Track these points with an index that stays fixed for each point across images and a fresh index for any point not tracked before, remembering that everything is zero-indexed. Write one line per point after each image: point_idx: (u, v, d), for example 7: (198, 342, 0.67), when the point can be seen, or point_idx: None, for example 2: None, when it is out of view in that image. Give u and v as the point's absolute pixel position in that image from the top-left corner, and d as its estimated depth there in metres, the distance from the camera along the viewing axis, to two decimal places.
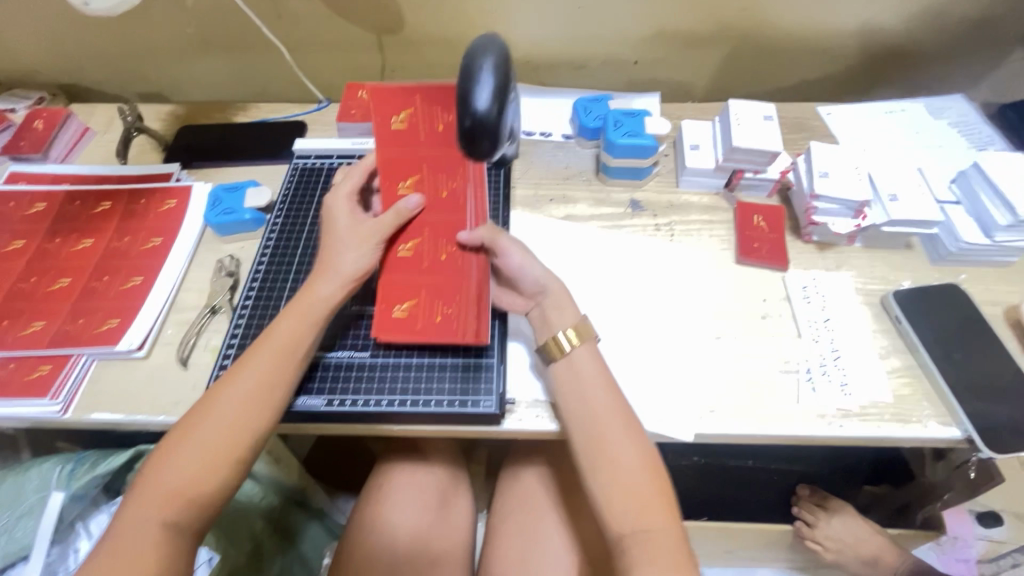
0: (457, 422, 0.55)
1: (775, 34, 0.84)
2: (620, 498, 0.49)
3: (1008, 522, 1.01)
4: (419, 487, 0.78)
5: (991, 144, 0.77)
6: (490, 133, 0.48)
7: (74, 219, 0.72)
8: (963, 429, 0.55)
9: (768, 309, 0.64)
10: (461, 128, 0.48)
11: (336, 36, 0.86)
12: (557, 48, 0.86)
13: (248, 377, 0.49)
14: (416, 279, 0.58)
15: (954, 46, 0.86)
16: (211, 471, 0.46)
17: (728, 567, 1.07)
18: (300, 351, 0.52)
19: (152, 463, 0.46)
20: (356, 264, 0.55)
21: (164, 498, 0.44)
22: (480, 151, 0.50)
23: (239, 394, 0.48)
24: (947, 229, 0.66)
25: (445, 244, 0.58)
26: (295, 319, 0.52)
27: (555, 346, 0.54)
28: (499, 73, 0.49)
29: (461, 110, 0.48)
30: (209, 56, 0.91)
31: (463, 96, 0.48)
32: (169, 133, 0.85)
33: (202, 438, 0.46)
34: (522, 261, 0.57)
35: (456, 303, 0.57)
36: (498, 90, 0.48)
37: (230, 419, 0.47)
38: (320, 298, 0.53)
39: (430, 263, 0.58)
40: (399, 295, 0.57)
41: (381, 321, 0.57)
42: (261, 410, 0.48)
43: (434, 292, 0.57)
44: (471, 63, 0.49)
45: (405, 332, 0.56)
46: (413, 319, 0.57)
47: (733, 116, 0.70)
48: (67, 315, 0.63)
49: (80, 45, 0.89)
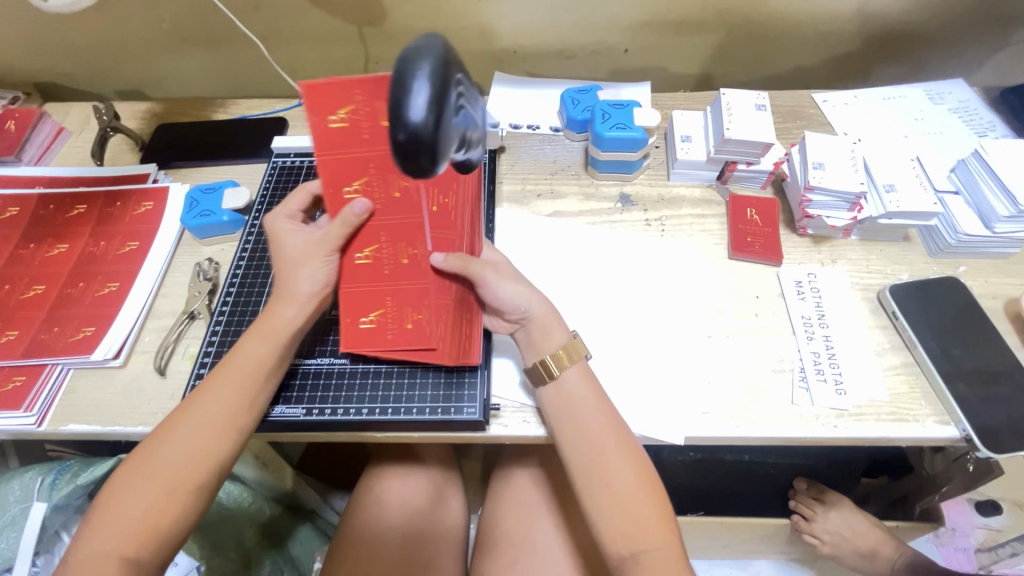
0: (442, 429, 0.54)
1: (770, 18, 0.81)
2: (619, 522, 0.49)
3: (1007, 511, 1.00)
4: (409, 490, 0.77)
5: (991, 131, 0.75)
6: (436, 151, 0.32)
7: (49, 223, 0.70)
8: (961, 429, 0.53)
9: (761, 306, 0.62)
10: (393, 143, 0.32)
11: (317, 28, 0.83)
12: (545, 37, 0.83)
13: (210, 403, 0.47)
14: (380, 286, 0.54)
15: (956, 28, 0.83)
16: (172, 500, 0.45)
17: (726, 559, 1.06)
18: (267, 373, 0.50)
19: (111, 490, 0.45)
20: (316, 280, 0.52)
21: (119, 530, 0.43)
22: (423, 174, 0.33)
23: (199, 423, 0.46)
24: (946, 221, 0.64)
25: (406, 248, 0.53)
26: (260, 340, 0.50)
27: (543, 370, 0.53)
28: (451, 65, 0.32)
29: (390, 119, 0.31)
30: (187, 51, 0.88)
31: (394, 97, 0.31)
32: (147, 132, 0.83)
33: (162, 466, 0.45)
34: (501, 285, 0.54)
35: (425, 309, 0.54)
36: (448, 90, 0.31)
37: (191, 445, 0.46)
38: (285, 318, 0.51)
39: (391, 268, 0.53)
40: (364, 304, 0.54)
41: (348, 335, 0.54)
42: (225, 435, 0.47)
43: (400, 299, 0.53)
44: (409, 49, 0.32)
45: (372, 344, 0.54)
46: (381, 329, 0.54)
47: (725, 106, 0.68)
48: (42, 324, 0.61)
49: (53, 42, 0.86)
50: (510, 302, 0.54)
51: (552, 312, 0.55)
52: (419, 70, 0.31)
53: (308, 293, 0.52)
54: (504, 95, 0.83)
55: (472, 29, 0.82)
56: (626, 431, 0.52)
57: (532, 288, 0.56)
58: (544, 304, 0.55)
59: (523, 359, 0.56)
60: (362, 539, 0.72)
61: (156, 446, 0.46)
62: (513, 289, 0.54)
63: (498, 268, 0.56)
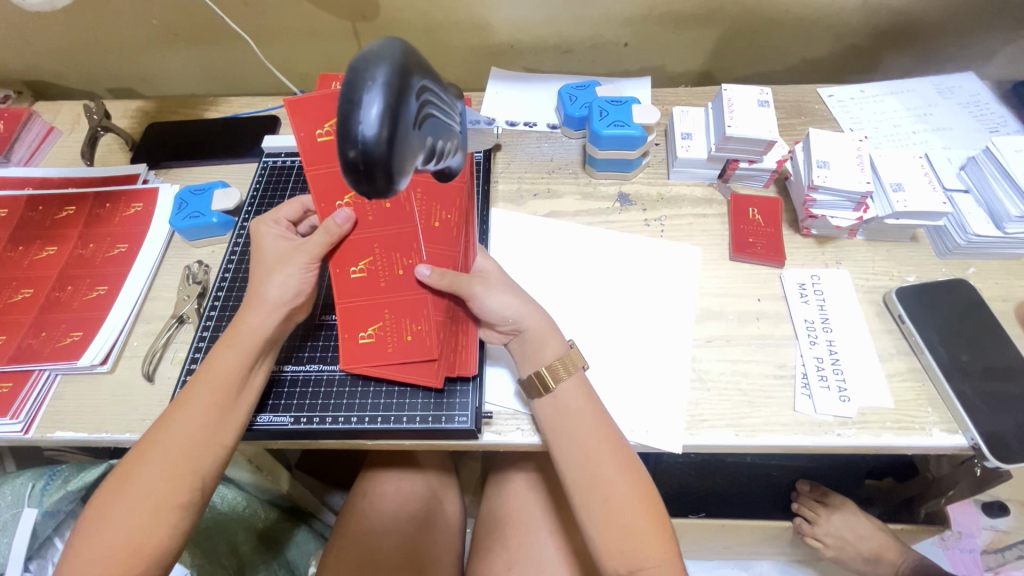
0: (433, 438, 0.53)
1: (775, 11, 0.79)
2: (617, 537, 0.47)
3: (1013, 512, 0.98)
4: (406, 494, 0.76)
5: (1003, 126, 0.73)
6: (391, 169, 0.30)
7: (37, 226, 0.69)
8: (969, 437, 0.51)
9: (762, 310, 0.60)
10: (344, 161, 0.30)
11: (308, 24, 0.82)
12: (541, 31, 0.81)
13: (183, 420, 0.46)
14: (377, 299, 0.52)
15: (966, 19, 0.81)
16: (157, 523, 0.44)
17: (726, 560, 1.05)
18: (243, 386, 0.49)
19: (90, 521, 0.44)
20: (287, 287, 0.51)
21: (98, 556, 0.42)
22: (379, 193, 0.31)
23: (175, 441, 0.45)
24: (955, 221, 0.61)
25: (400, 257, 0.52)
26: (232, 352, 0.49)
27: (539, 382, 0.51)
28: (410, 74, 0.31)
29: (341, 133, 0.30)
30: (177, 48, 0.87)
31: (343, 110, 0.29)
32: (138, 130, 0.82)
33: (139, 490, 0.44)
34: (492, 296, 0.52)
35: (424, 319, 0.52)
36: (404, 100, 0.30)
37: (169, 467, 0.45)
38: (253, 324, 0.50)
39: (387, 280, 0.52)
40: (362, 319, 0.52)
41: (347, 350, 0.52)
42: (204, 451, 0.46)
43: (397, 310, 0.52)
44: (362, 55, 0.30)
45: (373, 360, 0.52)
46: (381, 343, 0.52)
47: (727, 103, 0.65)
48: (29, 328, 0.60)
49: (42, 41, 0.85)
50: (497, 314, 0.53)
51: (544, 321, 0.54)
52: (371, 80, 0.29)
53: (280, 303, 0.50)
54: (500, 92, 0.81)
55: (467, 24, 0.80)
56: (623, 444, 0.50)
57: (521, 298, 0.54)
58: (535, 314, 0.53)
59: (519, 371, 0.55)
60: (357, 541, 0.71)
61: (131, 467, 0.45)
62: (503, 301, 0.53)
63: (484, 279, 0.54)
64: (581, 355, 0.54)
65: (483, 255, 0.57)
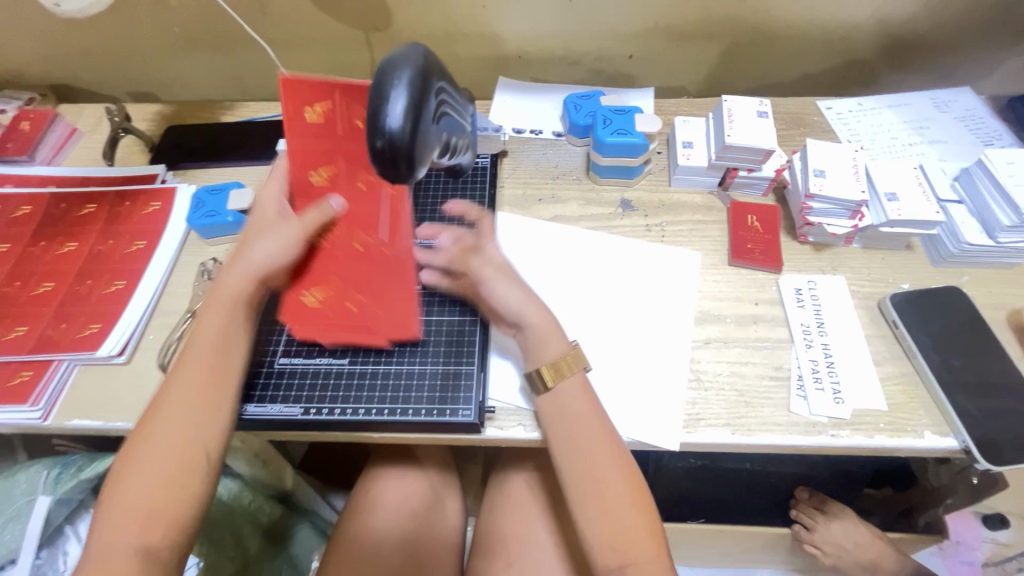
0: (438, 430, 0.55)
1: (774, 26, 0.81)
2: (607, 534, 0.49)
3: (1014, 525, 0.99)
4: (407, 491, 0.77)
5: (997, 140, 0.74)
6: (409, 155, 0.41)
7: (59, 222, 0.71)
8: (960, 440, 0.52)
9: (759, 313, 0.62)
10: (374, 149, 0.41)
11: (324, 33, 0.85)
12: (548, 43, 0.84)
13: (183, 381, 0.49)
14: (332, 269, 0.58)
15: (962, 36, 0.83)
16: (174, 489, 0.46)
17: (726, 568, 1.05)
18: (235, 357, 0.52)
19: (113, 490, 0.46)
20: (272, 252, 0.55)
21: (131, 518, 0.45)
22: (400, 175, 0.42)
23: (183, 402, 0.48)
24: (948, 230, 0.63)
25: (361, 236, 0.60)
26: (218, 313, 0.53)
27: (540, 380, 0.53)
28: (421, 82, 0.41)
29: (371, 126, 0.40)
30: (197, 55, 0.90)
31: (374, 110, 0.40)
32: (157, 132, 0.85)
33: (155, 455, 0.46)
34: (502, 288, 0.56)
35: (370, 294, 0.58)
36: (417, 104, 0.40)
37: (183, 426, 0.48)
38: (236, 285, 0.54)
39: (346, 254, 0.59)
40: (313, 282, 0.58)
41: (293, 307, 0.58)
42: (205, 419, 0.48)
43: (347, 280, 0.58)
44: (386, 66, 0.41)
45: (317, 320, 0.58)
46: (325, 306, 0.58)
47: (726, 113, 0.68)
48: (50, 320, 0.63)
49: (68, 45, 0.88)
50: (504, 304, 0.55)
51: (548, 323, 0.55)
52: (394, 88, 0.40)
53: (258, 267, 0.55)
54: (507, 101, 0.83)
55: (476, 35, 0.83)
56: (619, 443, 0.52)
57: (531, 295, 0.56)
58: (540, 313, 0.55)
59: (524, 365, 0.56)
60: (359, 537, 0.72)
61: (144, 434, 0.47)
62: (509, 292, 0.56)
63: (498, 271, 0.57)
64: (583, 356, 0.55)
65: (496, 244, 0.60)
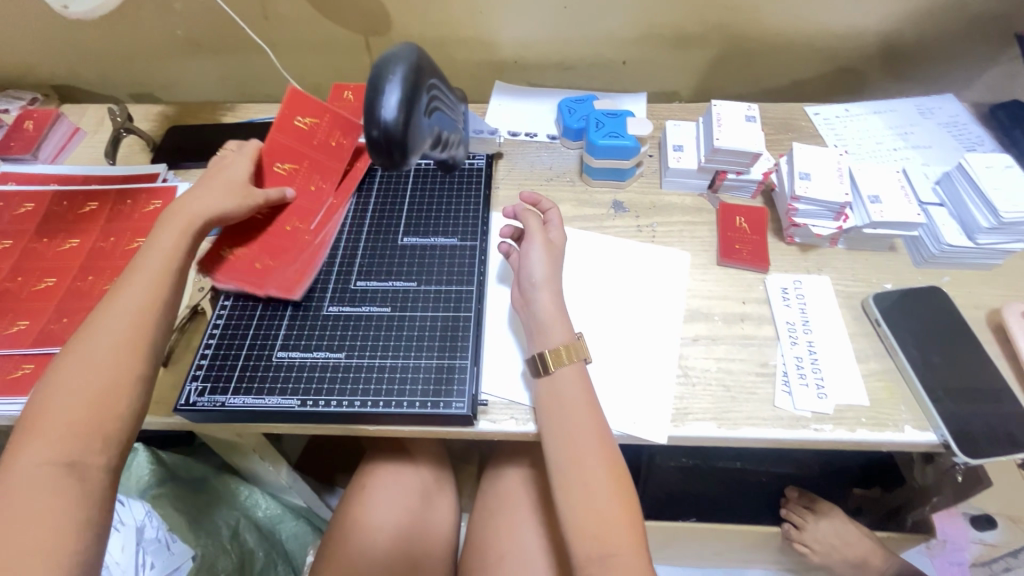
0: (431, 422, 0.56)
1: (764, 34, 0.83)
2: (589, 523, 0.50)
3: (1002, 526, 1.00)
4: (401, 486, 0.78)
5: (979, 146, 0.76)
6: (402, 144, 0.45)
7: (61, 219, 0.72)
8: (939, 434, 0.54)
9: (747, 312, 0.63)
10: (369, 138, 0.45)
11: (324, 37, 0.87)
12: (544, 49, 0.86)
13: (129, 296, 0.52)
14: (255, 236, 0.65)
15: (947, 46, 0.85)
16: (98, 408, 0.47)
17: (717, 567, 1.07)
18: (162, 291, 0.54)
19: (42, 399, 0.47)
20: (208, 201, 0.60)
21: (60, 426, 0.45)
22: (393, 162, 0.46)
23: (123, 317, 0.51)
24: (930, 232, 0.65)
25: (291, 220, 0.66)
26: (166, 235, 0.57)
27: (541, 362, 0.55)
28: (415, 76, 0.46)
29: (366, 120, 0.45)
30: (199, 57, 0.91)
31: (372, 99, 0.44)
32: (158, 132, 0.86)
33: (89, 362, 0.48)
34: (535, 258, 0.60)
35: (279, 263, 0.64)
36: (410, 96, 0.45)
37: (124, 339, 0.50)
38: (182, 212, 0.59)
39: (272, 228, 0.65)
40: (234, 240, 0.64)
41: (208, 255, 0.63)
42: (131, 344, 0.50)
43: (263, 247, 0.64)
44: (385, 59, 0.45)
45: (225, 269, 0.62)
46: (236, 259, 0.63)
47: (716, 118, 0.69)
48: (52, 314, 0.64)
49: (72, 46, 0.90)
50: (530, 273, 0.59)
51: (559, 311, 0.57)
52: (391, 77, 0.44)
53: (193, 211, 0.59)
54: (503, 105, 0.85)
55: (473, 40, 0.85)
56: (606, 436, 0.53)
57: (557, 279, 0.60)
58: (555, 298, 0.58)
59: (528, 350, 0.58)
60: (354, 530, 0.73)
61: (82, 346, 0.49)
62: (540, 263, 0.60)
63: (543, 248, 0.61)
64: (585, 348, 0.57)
65: (559, 227, 0.64)
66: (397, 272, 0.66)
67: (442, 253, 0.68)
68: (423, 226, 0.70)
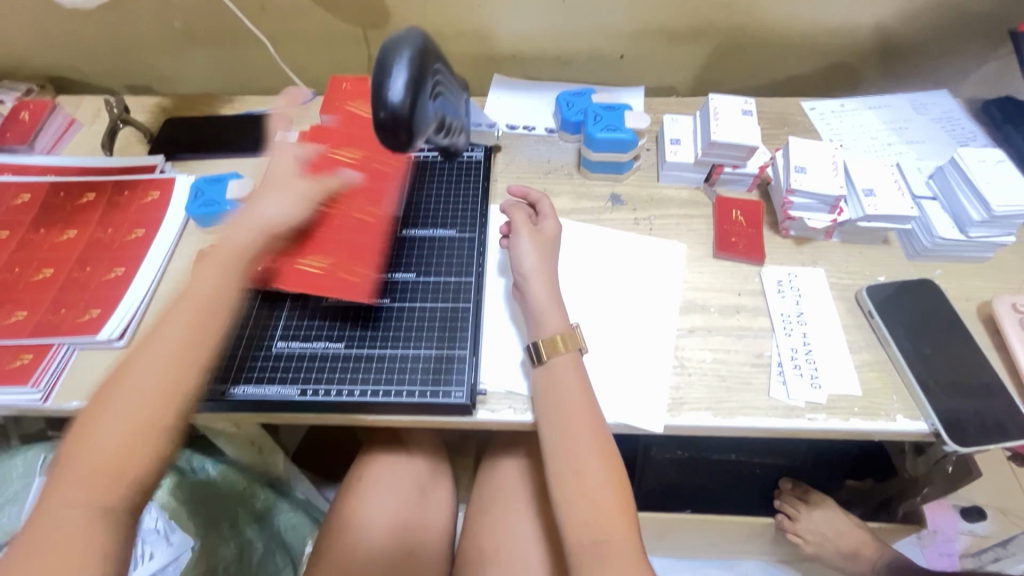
0: (429, 411, 0.56)
1: (760, 29, 0.84)
2: (582, 510, 0.51)
3: (992, 517, 1.02)
4: (399, 477, 0.78)
5: (972, 141, 0.77)
6: (408, 125, 0.46)
7: (58, 211, 0.72)
8: (930, 423, 0.55)
9: (742, 303, 0.64)
10: (376, 120, 0.46)
11: (321, 30, 0.86)
12: (542, 43, 0.86)
13: (168, 334, 0.50)
14: (338, 238, 0.62)
15: (941, 42, 0.86)
16: (128, 457, 0.46)
17: (712, 558, 1.08)
18: (202, 331, 0.51)
19: (78, 436, 0.46)
20: (283, 209, 0.58)
21: (93, 470, 0.45)
22: (400, 145, 0.46)
23: (158, 357, 0.49)
24: (923, 225, 0.66)
25: (368, 211, 0.67)
26: (211, 267, 0.53)
27: (536, 351, 0.56)
28: (421, 60, 0.47)
29: (374, 102, 0.45)
30: (196, 49, 0.91)
31: (378, 81, 0.45)
32: (155, 124, 0.86)
33: (122, 406, 0.47)
34: (524, 250, 0.61)
35: (370, 262, 0.64)
36: (417, 79, 0.46)
37: (160, 382, 0.48)
38: (237, 238, 0.55)
39: (356, 222, 0.65)
40: (320, 249, 0.60)
41: (286, 274, 0.58)
42: (166, 390, 0.48)
43: (353, 247, 0.63)
44: (390, 43, 0.46)
45: (302, 284, 0.58)
46: (323, 270, 0.59)
47: (712, 111, 0.70)
48: (50, 304, 0.64)
49: (68, 37, 0.89)
50: (521, 264, 0.60)
51: (552, 298, 0.58)
52: (398, 61, 0.45)
53: (264, 230, 0.57)
54: (501, 98, 0.86)
55: (472, 34, 0.85)
56: (601, 426, 0.54)
57: (548, 268, 0.61)
58: (546, 286, 0.59)
59: (526, 337, 0.59)
60: (352, 520, 0.74)
61: (121, 383, 0.48)
62: (528, 254, 0.61)
63: (533, 240, 0.62)
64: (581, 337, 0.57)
65: (552, 219, 0.65)
66: (397, 264, 0.66)
67: (442, 245, 0.68)
68: (422, 219, 0.71)
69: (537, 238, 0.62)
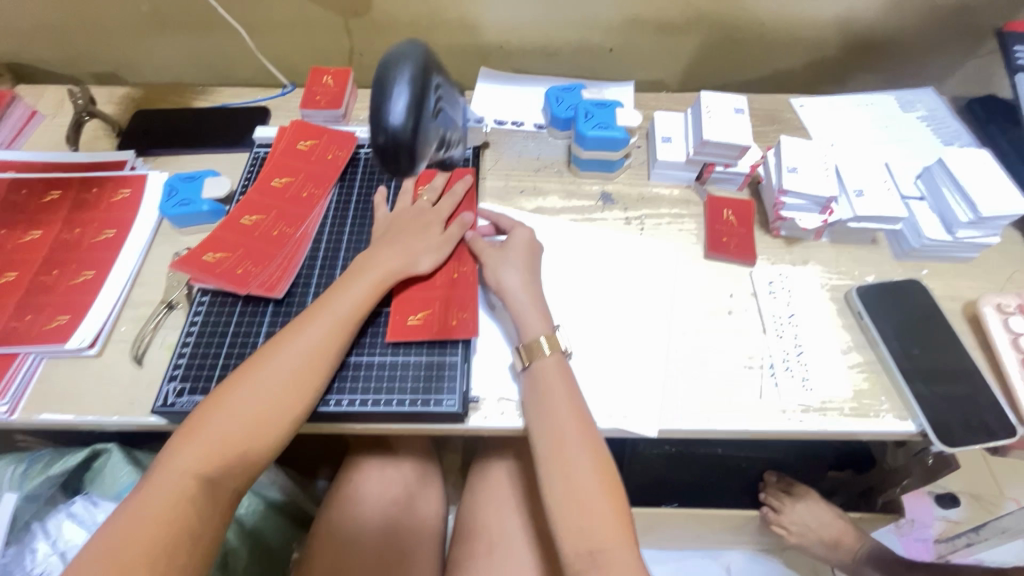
0: (422, 420, 0.55)
1: (750, 23, 0.83)
2: (575, 516, 0.50)
3: (964, 504, 1.07)
4: (387, 483, 0.77)
5: (958, 139, 0.78)
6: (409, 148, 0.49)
7: (21, 209, 0.68)
8: (917, 423, 0.56)
9: (734, 305, 0.64)
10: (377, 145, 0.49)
11: (301, 18, 0.83)
12: (530, 33, 0.83)
13: (308, 335, 0.53)
14: (431, 295, 0.60)
15: (927, 39, 0.86)
16: (245, 440, 0.48)
17: (695, 550, 1.09)
18: (338, 338, 0.54)
19: (207, 409, 0.49)
20: (393, 257, 0.59)
21: (214, 445, 0.47)
22: (403, 169, 0.50)
23: (295, 353, 0.52)
24: (911, 225, 0.66)
25: (455, 267, 0.62)
26: (356, 280, 0.57)
27: (526, 354, 0.56)
28: (418, 78, 0.49)
29: (375, 125, 0.48)
30: (165, 35, 0.86)
31: (379, 106, 0.48)
32: (124, 116, 0.81)
33: (258, 390, 0.50)
34: (500, 273, 0.60)
35: (471, 308, 0.59)
36: (417, 100, 0.48)
37: (290, 377, 0.51)
38: (381, 262, 0.59)
39: (443, 282, 0.61)
40: (414, 306, 0.59)
41: (395, 328, 0.58)
42: (297, 385, 0.51)
43: (447, 302, 0.60)
44: (387, 64, 0.49)
45: (419, 336, 0.58)
46: (427, 326, 0.58)
47: (705, 108, 0.69)
48: (14, 311, 0.60)
49: (27, 21, 0.84)
50: (501, 282, 0.60)
51: (536, 302, 0.59)
52: (397, 81, 0.48)
53: (393, 266, 0.59)
54: (489, 91, 0.83)
55: (459, 24, 0.83)
56: (590, 426, 0.53)
57: (529, 278, 0.60)
58: (531, 294, 0.59)
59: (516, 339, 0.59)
60: (341, 527, 0.72)
61: (256, 367, 0.51)
62: (509, 274, 0.60)
63: (506, 251, 0.62)
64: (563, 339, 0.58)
65: (522, 227, 0.64)
66: None
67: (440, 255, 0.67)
68: None
69: (511, 247, 0.62)
